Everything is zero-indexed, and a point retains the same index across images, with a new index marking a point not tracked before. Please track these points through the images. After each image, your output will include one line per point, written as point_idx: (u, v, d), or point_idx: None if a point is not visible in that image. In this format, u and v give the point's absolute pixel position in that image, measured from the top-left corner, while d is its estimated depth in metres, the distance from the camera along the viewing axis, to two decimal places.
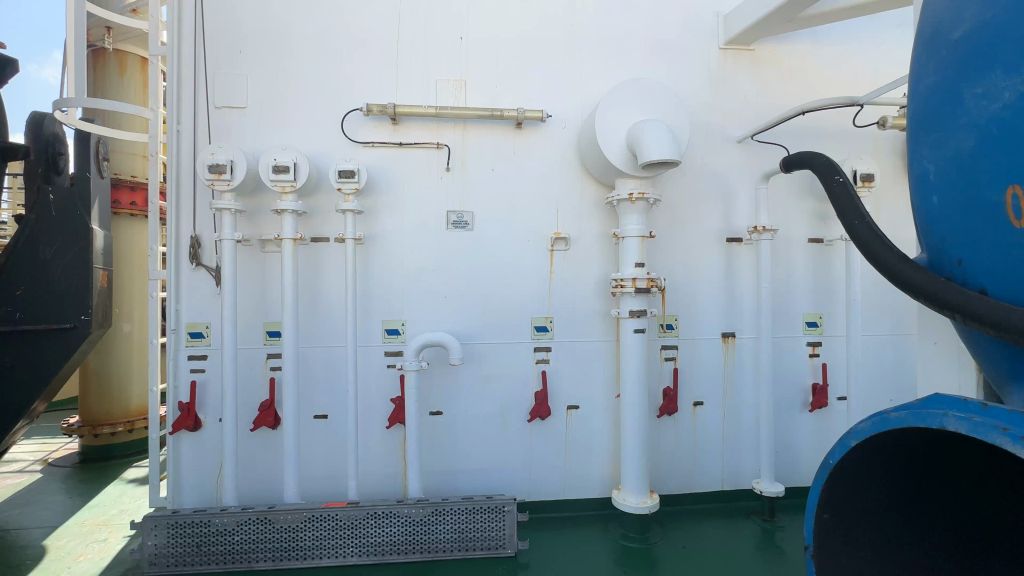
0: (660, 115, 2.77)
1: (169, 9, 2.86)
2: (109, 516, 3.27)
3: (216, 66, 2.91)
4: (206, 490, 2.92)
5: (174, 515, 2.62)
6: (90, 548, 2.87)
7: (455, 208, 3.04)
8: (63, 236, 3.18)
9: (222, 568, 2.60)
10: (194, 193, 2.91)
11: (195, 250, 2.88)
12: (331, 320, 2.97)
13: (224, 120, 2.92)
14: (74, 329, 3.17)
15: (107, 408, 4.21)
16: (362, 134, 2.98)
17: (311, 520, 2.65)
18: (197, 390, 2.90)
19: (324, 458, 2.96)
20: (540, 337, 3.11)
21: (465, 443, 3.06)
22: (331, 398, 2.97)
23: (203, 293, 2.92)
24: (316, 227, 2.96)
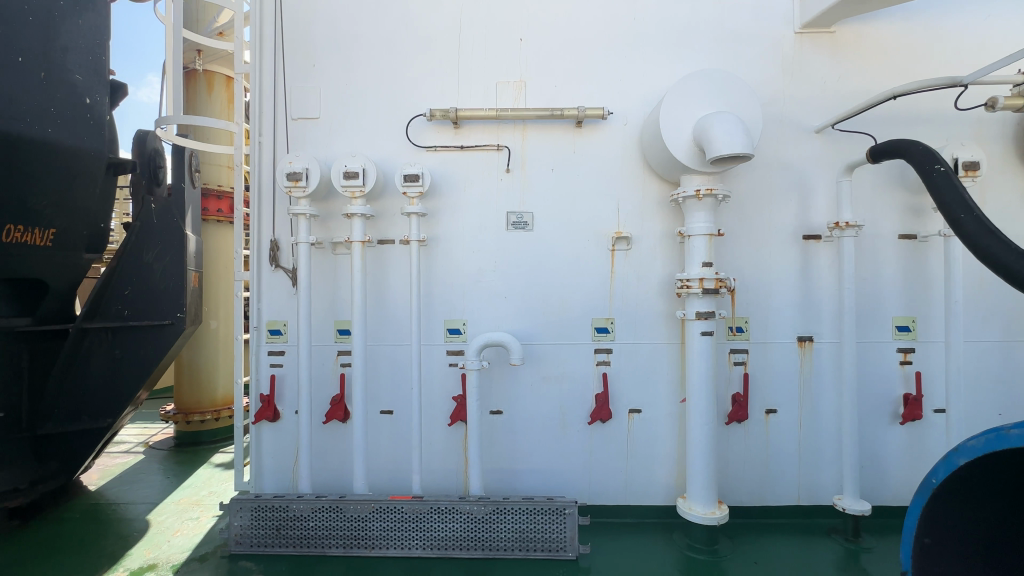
0: (730, 107, 2.64)
1: (252, 30, 3.09)
2: (200, 496, 3.58)
3: (292, 80, 3.11)
4: (284, 477, 3.12)
5: (257, 499, 2.82)
6: (184, 525, 3.15)
7: (515, 208, 3.06)
8: (162, 241, 3.55)
9: (299, 552, 2.77)
10: (274, 199, 3.12)
11: (275, 252, 3.09)
12: (397, 319, 3.08)
13: (299, 130, 3.11)
14: (171, 325, 3.50)
15: (197, 398, 4.61)
16: (425, 138, 3.07)
17: (378, 511, 2.76)
18: (276, 383, 3.12)
19: (389, 453, 3.08)
20: (601, 338, 3.06)
21: (524, 443, 3.07)
22: (396, 395, 3.08)
23: (281, 292, 3.12)
24: (383, 229, 3.08)
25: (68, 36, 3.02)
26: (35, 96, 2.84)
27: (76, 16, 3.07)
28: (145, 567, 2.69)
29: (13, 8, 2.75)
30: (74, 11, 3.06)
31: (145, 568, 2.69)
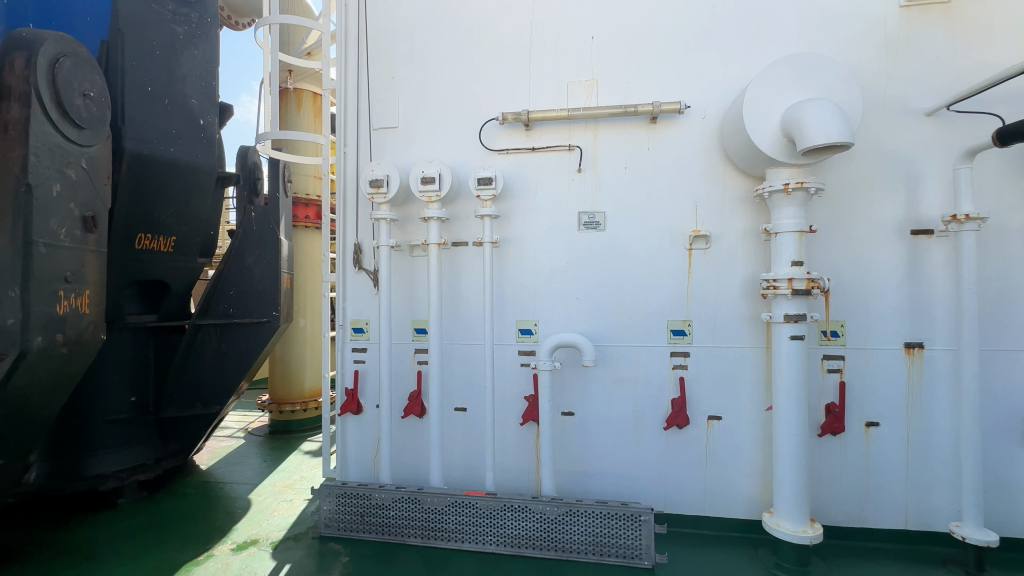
0: (824, 93, 2.45)
1: (339, 48, 3.31)
2: (293, 480, 3.90)
3: (374, 92, 3.30)
4: (366, 467, 3.31)
5: (343, 486, 3.02)
6: (280, 505, 3.44)
7: (587, 208, 3.03)
8: (260, 246, 3.94)
9: (381, 538, 2.92)
10: (357, 205, 3.32)
11: (358, 254, 3.28)
12: (470, 319, 3.16)
13: (380, 139, 3.29)
14: (267, 322, 3.92)
15: (288, 390, 5.02)
16: (496, 142, 3.13)
17: (454, 505, 2.85)
18: (359, 377, 3.31)
19: (463, 449, 3.17)
20: (677, 341, 2.95)
21: (597, 446, 3.03)
22: (470, 393, 3.16)
23: (363, 293, 3.31)
24: (456, 232, 3.18)
25: (187, 66, 3.42)
26: (161, 120, 3.24)
27: (193, 47, 3.46)
28: (249, 542, 2.97)
29: (143, 46, 3.17)
30: (192, 43, 3.45)
31: (249, 542, 2.97)
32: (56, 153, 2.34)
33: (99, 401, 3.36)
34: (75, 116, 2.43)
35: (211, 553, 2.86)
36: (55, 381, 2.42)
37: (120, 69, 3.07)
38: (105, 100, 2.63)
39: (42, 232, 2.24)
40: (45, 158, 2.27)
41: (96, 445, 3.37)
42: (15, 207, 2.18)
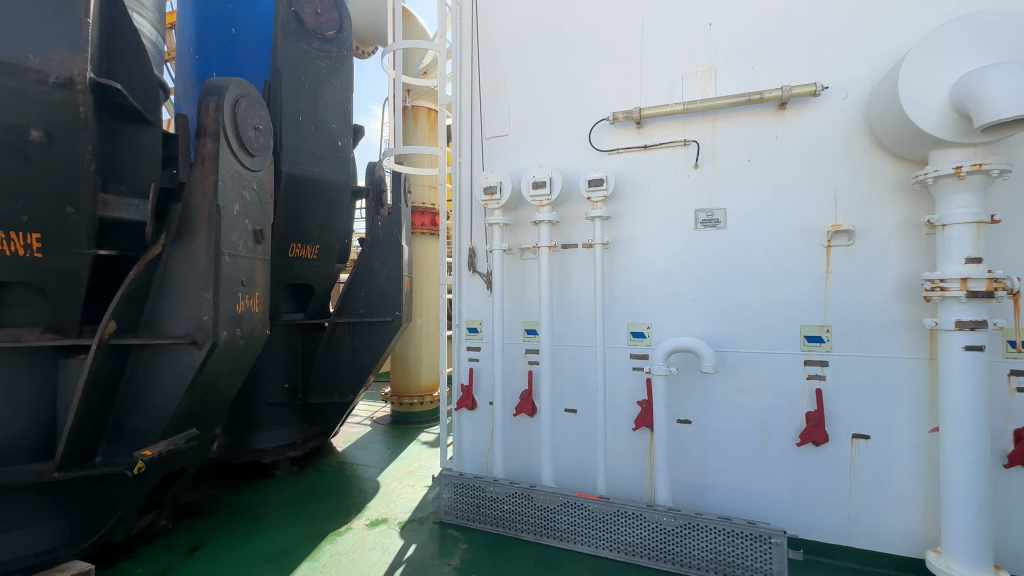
0: (1009, 56, 2.05)
1: (454, 65, 3.52)
2: (414, 467, 4.23)
3: (486, 104, 3.45)
4: (480, 460, 3.47)
5: (461, 477, 3.20)
6: (404, 489, 3.76)
7: (705, 205, 2.86)
8: (386, 251, 4.39)
9: (496, 530, 3.06)
10: (471, 211, 3.50)
11: (472, 259, 3.46)
12: (580, 320, 3.16)
13: (492, 147, 3.43)
14: (391, 322, 4.31)
15: (408, 383, 5.46)
16: (606, 142, 3.10)
17: (566, 505, 2.87)
18: (474, 375, 3.49)
19: (573, 450, 3.18)
20: (813, 348, 2.66)
21: (718, 459, 2.85)
22: (580, 395, 3.16)
23: (477, 294, 3.48)
24: (566, 234, 3.20)
25: (328, 95, 3.89)
26: (308, 145, 3.74)
27: (333, 78, 3.92)
28: (380, 520, 3.29)
29: (296, 81, 3.67)
30: (332, 75, 3.91)
31: (380, 520, 3.28)
32: (236, 179, 2.81)
33: (263, 385, 3.97)
34: (249, 146, 2.90)
35: (350, 526, 3.21)
36: (234, 367, 2.91)
37: (279, 103, 3.60)
38: (269, 131, 3.10)
39: (226, 244, 2.71)
40: (229, 183, 2.75)
41: (260, 423, 3.98)
42: (209, 224, 2.66)
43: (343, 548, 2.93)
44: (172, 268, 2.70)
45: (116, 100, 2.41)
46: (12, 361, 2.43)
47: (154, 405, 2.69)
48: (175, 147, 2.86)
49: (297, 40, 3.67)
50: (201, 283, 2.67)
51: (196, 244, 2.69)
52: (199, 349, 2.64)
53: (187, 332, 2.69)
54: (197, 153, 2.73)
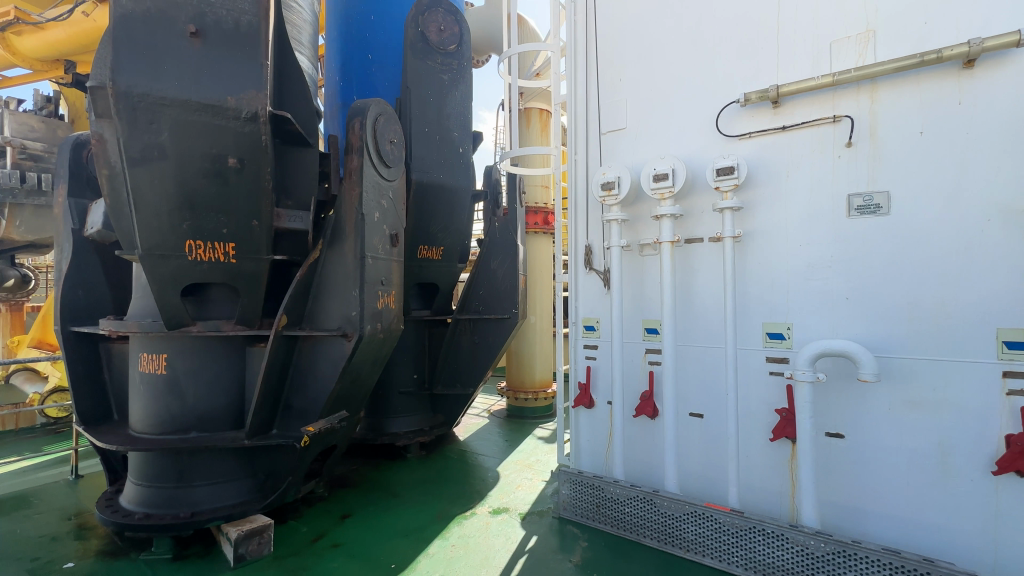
0: None
1: (569, 62, 3.52)
2: (531, 461, 4.34)
3: (602, 97, 3.39)
4: (598, 459, 3.43)
5: (579, 475, 3.21)
6: (523, 482, 3.87)
7: (860, 189, 2.50)
8: (503, 251, 4.58)
9: (616, 531, 3.01)
10: (588, 208, 3.46)
11: (589, 256, 3.42)
12: (707, 319, 2.96)
13: (609, 142, 3.36)
14: (508, 319, 4.50)
15: (522, 379, 5.62)
16: (735, 126, 2.85)
17: (693, 515, 2.72)
18: (591, 373, 3.45)
19: (699, 457, 3.00)
20: (1016, 357, 2.18)
21: (879, 481, 2.47)
22: (707, 398, 2.96)
23: (594, 292, 3.43)
24: (690, 228, 3.01)
25: (451, 106, 4.15)
26: (434, 153, 4.04)
27: (455, 89, 4.17)
28: (502, 509, 3.43)
29: (423, 96, 3.98)
30: (454, 86, 4.16)
31: (502, 509, 3.43)
32: (376, 189, 3.15)
33: (396, 375, 4.38)
34: (386, 158, 3.21)
35: (474, 511, 3.40)
36: (376, 358, 3.26)
37: (409, 117, 3.93)
38: (402, 144, 3.41)
39: (369, 248, 3.04)
40: (371, 193, 3.08)
41: (394, 409, 4.39)
42: (356, 230, 3.01)
43: (469, 532, 3.12)
44: (327, 270, 3.11)
45: (286, 128, 2.83)
46: (214, 347, 3.01)
47: (315, 388, 3.12)
48: (328, 164, 3.27)
49: (424, 57, 3.97)
50: (350, 282, 3.03)
51: (345, 248, 3.07)
52: (349, 340, 3.00)
53: (339, 325, 3.07)
54: (346, 168, 3.10)
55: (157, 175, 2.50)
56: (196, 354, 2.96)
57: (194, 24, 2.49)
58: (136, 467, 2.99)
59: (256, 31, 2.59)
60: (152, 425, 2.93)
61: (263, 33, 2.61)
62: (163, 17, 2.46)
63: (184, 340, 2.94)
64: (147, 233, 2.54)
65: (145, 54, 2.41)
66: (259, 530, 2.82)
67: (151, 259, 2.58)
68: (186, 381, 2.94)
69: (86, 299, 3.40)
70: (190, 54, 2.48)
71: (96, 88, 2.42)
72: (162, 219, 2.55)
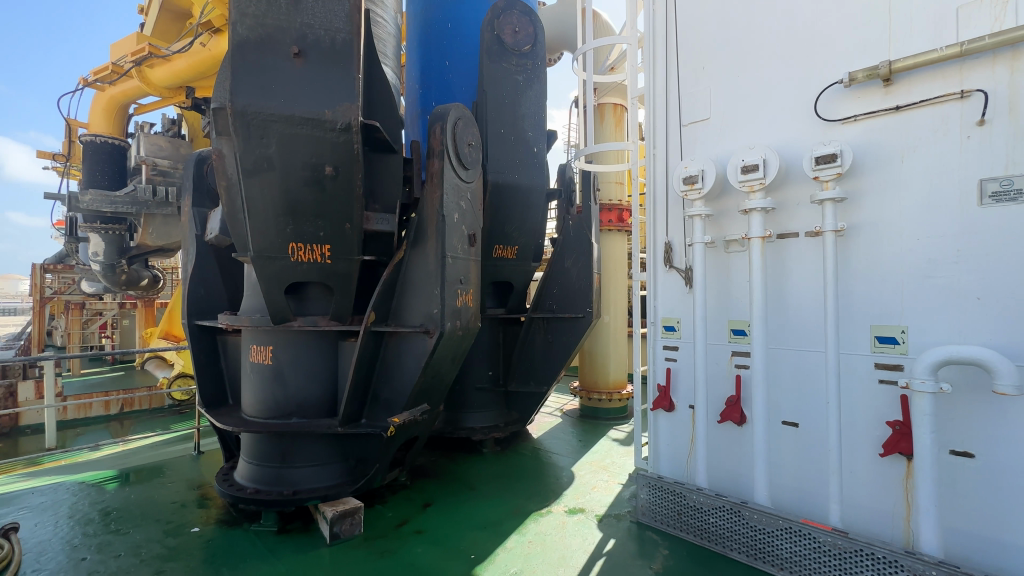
0: None
1: (647, 53, 3.41)
2: (606, 463, 4.27)
3: (684, 88, 3.24)
4: (678, 465, 3.29)
5: (659, 480, 3.12)
6: (599, 483, 3.82)
7: (997, 173, 2.18)
8: (577, 250, 4.54)
9: (700, 542, 2.89)
10: (668, 203, 3.34)
11: (669, 253, 3.29)
12: (803, 320, 2.74)
13: (691, 134, 3.21)
14: (582, 318, 4.45)
15: (596, 379, 5.53)
16: (837, 110, 2.61)
17: (787, 531, 2.54)
18: (671, 375, 3.32)
19: (794, 469, 2.78)
20: None
21: (1020, 509, 2.14)
22: (804, 406, 2.74)
23: (675, 291, 3.30)
24: (784, 222, 2.79)
25: (526, 106, 4.18)
26: (509, 154, 4.10)
27: (529, 88, 4.19)
28: (578, 509, 3.41)
29: (499, 98, 4.05)
30: (529, 86, 4.19)
31: (578, 509, 3.41)
32: (456, 191, 3.25)
33: (472, 371, 4.50)
34: (465, 160, 3.31)
35: (551, 509, 3.41)
36: (455, 354, 3.38)
37: (485, 119, 4.02)
38: (480, 146, 3.49)
39: (449, 248, 3.15)
40: (451, 195, 3.19)
41: (470, 404, 4.52)
42: (437, 231, 3.14)
43: (545, 529, 3.13)
44: (411, 269, 3.26)
45: (374, 136, 3.02)
46: (312, 341, 3.28)
47: (399, 382, 3.29)
48: (411, 168, 3.44)
49: (500, 60, 4.04)
50: (432, 281, 3.16)
51: (427, 249, 3.21)
52: (431, 337, 3.13)
53: (422, 322, 3.22)
54: (428, 171, 3.24)
55: (266, 184, 2.76)
56: (296, 346, 3.24)
57: (297, 46, 2.73)
58: (248, 447, 3.34)
59: (349, 48, 2.79)
60: (261, 410, 3.26)
61: (355, 48, 2.79)
62: (272, 41, 2.71)
63: (287, 334, 3.24)
64: (259, 238, 2.83)
65: (257, 76, 2.66)
66: (351, 511, 3.03)
67: (262, 260, 2.86)
68: (289, 371, 3.23)
69: (207, 296, 3.85)
70: (293, 73, 2.71)
71: (218, 109, 2.73)
72: (270, 224, 2.82)
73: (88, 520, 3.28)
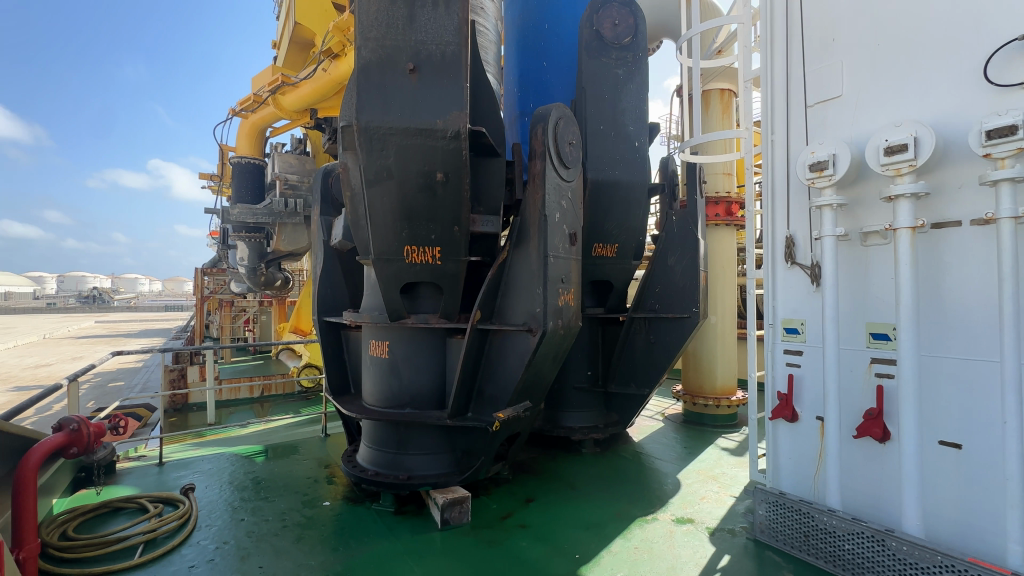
0: None
1: (764, 31, 3.13)
2: (715, 473, 4.01)
3: (809, 64, 2.92)
4: (803, 484, 2.97)
5: (780, 497, 2.89)
6: (708, 494, 3.61)
7: None
8: (681, 247, 4.32)
9: (832, 569, 2.61)
10: (789, 193, 3.03)
11: (791, 249, 2.99)
12: (968, 324, 2.33)
13: (818, 115, 2.89)
14: (688, 318, 4.22)
15: (701, 383, 5.21)
16: (1016, 72, 2.17)
17: (947, 569, 2.18)
18: (794, 383, 3.01)
19: (956, 498, 2.38)
20: None
21: None
22: (969, 424, 2.33)
23: (799, 290, 2.99)
24: (940, 209, 2.40)
25: (627, 100, 4.07)
26: (609, 151, 4.03)
27: (630, 82, 4.07)
28: (686, 519, 3.25)
29: (598, 94, 3.99)
30: (629, 79, 4.07)
31: (686, 519, 3.25)
32: (557, 190, 3.27)
33: (570, 370, 4.49)
34: (566, 159, 3.32)
35: (656, 516, 3.29)
36: (557, 352, 3.40)
37: (584, 117, 3.99)
38: (580, 145, 3.48)
39: (551, 248, 3.18)
40: (553, 194, 3.22)
41: (569, 403, 4.51)
42: (539, 231, 3.18)
43: (651, 537, 3.02)
44: (513, 269, 3.34)
45: (480, 141, 3.14)
46: (423, 337, 3.50)
47: (503, 378, 3.39)
48: (512, 170, 3.52)
49: (599, 55, 3.99)
50: (534, 280, 3.21)
51: (530, 249, 3.26)
52: (534, 335, 3.18)
53: (525, 321, 3.28)
54: (530, 172, 3.28)
55: (385, 193, 3.00)
56: (410, 341, 3.49)
57: (412, 62, 2.92)
58: (369, 433, 3.67)
59: (458, 59, 2.93)
60: (379, 400, 3.56)
61: (463, 59, 2.94)
62: (390, 60, 2.94)
63: (401, 330, 3.49)
64: (379, 242, 3.09)
65: (378, 93, 2.90)
66: (459, 500, 3.19)
67: (381, 262, 3.13)
68: (403, 365, 3.49)
69: (333, 295, 4.28)
70: (409, 87, 2.91)
71: (346, 127, 3.03)
72: (389, 229, 3.07)
73: (243, 487, 3.84)
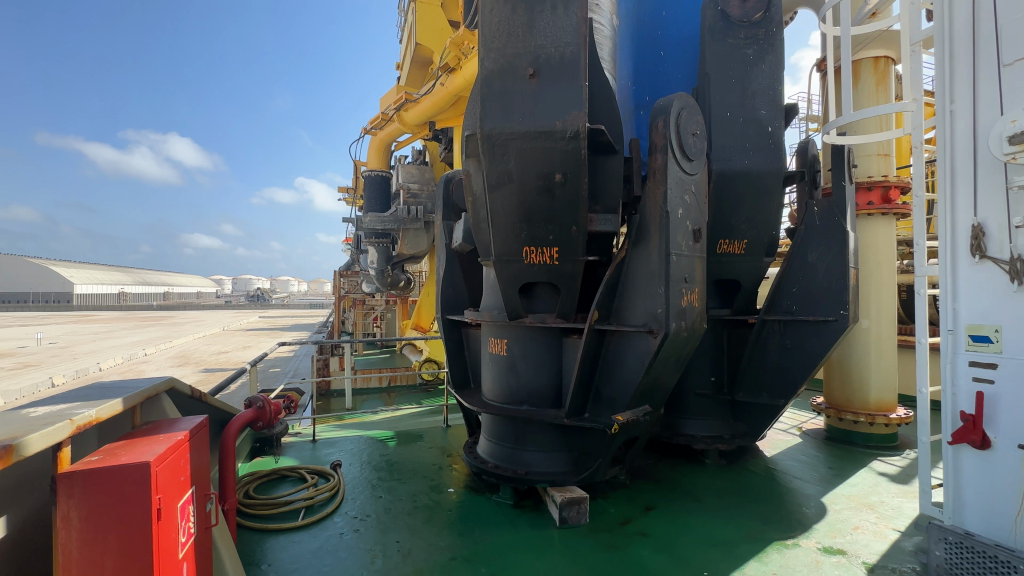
0: None
1: None
2: (872, 501, 3.48)
3: (1003, 14, 2.39)
4: (999, 526, 2.43)
5: (966, 538, 2.43)
6: (863, 524, 3.15)
7: None
8: (825, 242, 3.84)
9: None
10: (976, 173, 2.51)
11: (979, 240, 2.48)
12: None
13: (1019, 75, 2.34)
14: (835, 321, 3.72)
15: (849, 396, 4.56)
16: None
17: None
18: (985, 402, 2.47)
19: None
20: None
21: None
22: None
23: (991, 289, 2.45)
24: None
25: (758, 81, 3.72)
26: (736, 138, 3.72)
27: (761, 62, 3.72)
28: (836, 549, 2.87)
29: (724, 79, 3.71)
30: (760, 59, 3.72)
31: (836, 549, 2.87)
32: (680, 184, 3.11)
33: (691, 375, 4.23)
34: (689, 151, 3.12)
35: (798, 541, 2.96)
36: (679, 355, 3.24)
37: (708, 105, 3.74)
38: (705, 135, 3.27)
39: (674, 245, 3.04)
40: (675, 189, 3.07)
41: (690, 410, 4.25)
42: (660, 228, 3.05)
43: (793, 564, 2.72)
44: (632, 268, 3.25)
45: (598, 139, 3.10)
46: (540, 336, 3.57)
47: (622, 380, 3.31)
48: (630, 166, 3.42)
49: (724, 36, 3.70)
50: (655, 280, 3.08)
51: (651, 247, 3.14)
52: (655, 337, 3.06)
53: (644, 322, 3.16)
54: (649, 167, 3.15)
55: (506, 196, 3.11)
56: (527, 340, 3.58)
57: (532, 67, 2.99)
58: (488, 427, 3.84)
59: (575, 59, 2.94)
60: (497, 396, 3.70)
61: (582, 58, 2.93)
62: (510, 68, 3.04)
63: (519, 329, 3.60)
64: (500, 243, 3.23)
65: (499, 100, 3.02)
66: (576, 500, 3.18)
67: (502, 262, 3.28)
68: (520, 363, 3.59)
69: (454, 294, 4.55)
70: (528, 92, 2.98)
71: (469, 136, 3.20)
72: (509, 231, 3.18)
73: (380, 467, 4.26)
